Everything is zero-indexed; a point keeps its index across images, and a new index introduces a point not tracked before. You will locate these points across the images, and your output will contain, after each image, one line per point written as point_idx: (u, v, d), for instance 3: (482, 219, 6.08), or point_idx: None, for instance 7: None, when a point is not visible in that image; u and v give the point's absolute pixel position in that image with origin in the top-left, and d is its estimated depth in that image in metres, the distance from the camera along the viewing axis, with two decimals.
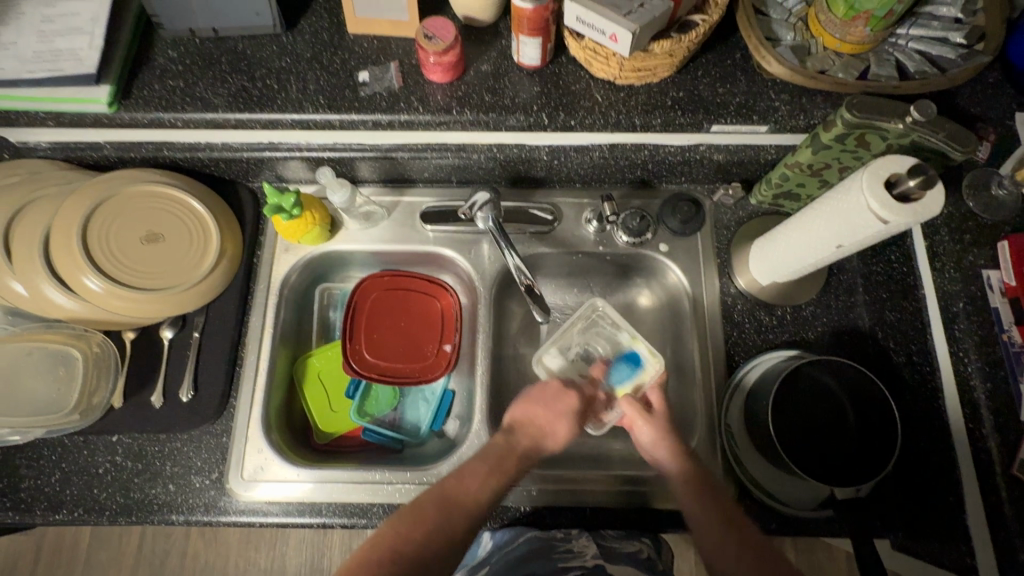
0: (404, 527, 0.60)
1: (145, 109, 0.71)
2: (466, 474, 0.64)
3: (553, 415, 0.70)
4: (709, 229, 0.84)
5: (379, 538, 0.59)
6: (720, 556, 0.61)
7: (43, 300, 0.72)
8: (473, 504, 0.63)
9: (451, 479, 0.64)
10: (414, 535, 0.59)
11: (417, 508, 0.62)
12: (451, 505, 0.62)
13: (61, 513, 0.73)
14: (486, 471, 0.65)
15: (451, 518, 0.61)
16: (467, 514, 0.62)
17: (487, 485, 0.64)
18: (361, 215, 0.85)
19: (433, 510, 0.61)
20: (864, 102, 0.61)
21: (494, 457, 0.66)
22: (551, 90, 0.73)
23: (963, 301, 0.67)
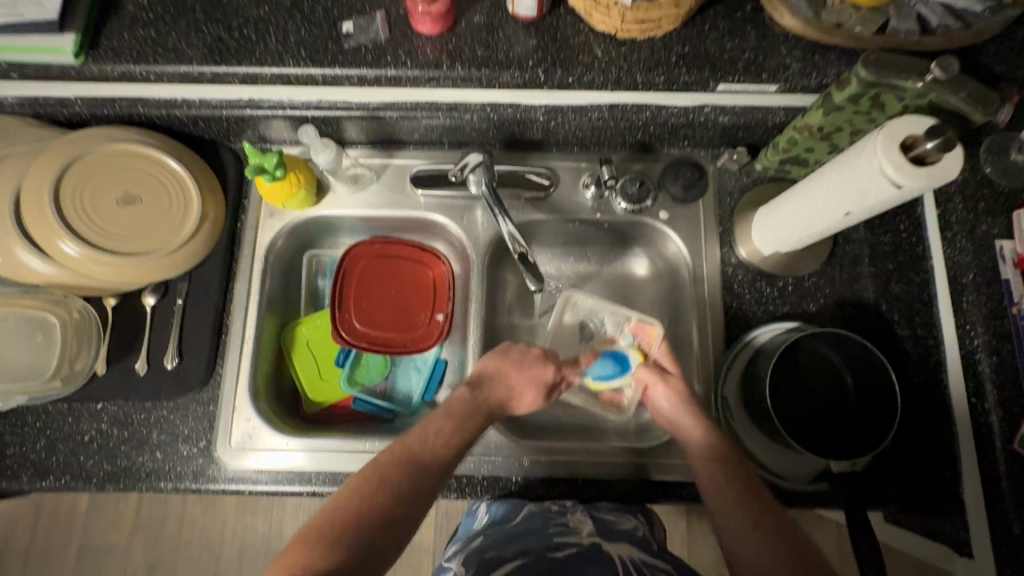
0: (364, 489, 0.56)
1: (115, 62, 0.68)
2: (427, 429, 0.62)
3: (517, 378, 0.69)
4: (711, 196, 0.81)
5: (336, 499, 0.55)
6: (732, 524, 0.58)
7: (17, 264, 0.69)
8: (435, 460, 0.60)
9: (413, 436, 0.61)
10: (374, 493, 0.56)
11: (377, 468, 0.58)
12: (416, 463, 0.59)
13: (48, 479, 0.72)
14: (452, 426, 0.63)
15: (416, 474, 0.58)
16: (429, 470, 0.59)
17: (450, 442, 0.62)
18: (349, 178, 0.82)
19: (394, 465, 0.58)
20: (880, 58, 0.57)
21: (457, 413, 0.64)
22: (547, 44, 0.69)
23: (974, 273, 0.64)
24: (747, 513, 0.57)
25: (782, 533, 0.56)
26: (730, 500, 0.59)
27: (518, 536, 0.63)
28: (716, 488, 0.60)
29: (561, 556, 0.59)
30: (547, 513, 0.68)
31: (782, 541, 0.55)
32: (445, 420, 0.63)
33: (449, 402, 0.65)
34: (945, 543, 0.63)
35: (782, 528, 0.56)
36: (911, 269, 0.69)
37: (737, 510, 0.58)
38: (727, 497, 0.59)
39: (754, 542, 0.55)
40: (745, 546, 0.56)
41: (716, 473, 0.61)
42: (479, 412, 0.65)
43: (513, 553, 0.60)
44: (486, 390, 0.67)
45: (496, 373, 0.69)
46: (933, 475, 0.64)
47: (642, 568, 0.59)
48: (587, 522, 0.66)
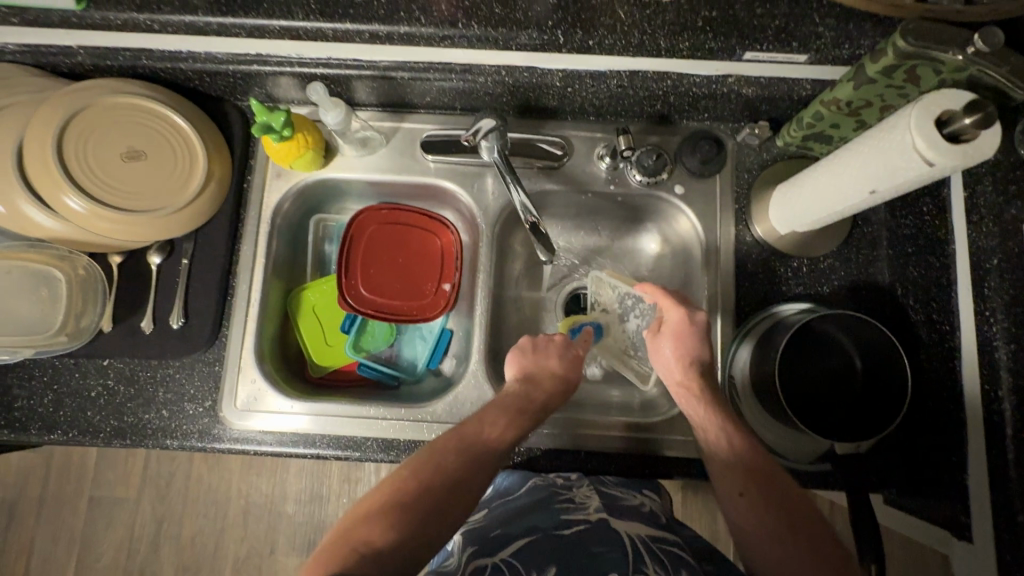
0: (422, 473, 0.57)
1: (118, 9, 0.65)
2: (483, 419, 0.64)
3: (551, 354, 0.72)
4: (728, 171, 0.78)
5: (393, 477, 0.57)
6: (725, 491, 0.60)
7: (22, 218, 0.68)
8: (491, 447, 0.61)
9: (470, 425, 0.63)
10: (431, 474, 0.57)
11: (434, 452, 0.60)
12: (471, 449, 0.60)
13: (56, 433, 0.73)
14: (507, 418, 0.65)
15: (473, 462, 0.59)
16: (485, 456, 0.60)
17: (506, 429, 0.63)
18: (358, 142, 0.79)
19: (451, 449, 0.60)
20: (921, 27, 0.54)
21: (512, 408, 0.66)
22: (568, 4, 0.65)
23: (999, 259, 0.60)
24: (738, 481, 0.60)
25: (771, 499, 0.58)
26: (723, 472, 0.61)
27: (526, 510, 0.64)
28: (714, 464, 0.62)
29: (567, 532, 0.60)
30: (552, 487, 0.68)
31: (777, 510, 0.57)
32: (499, 411, 0.65)
33: (502, 395, 0.67)
34: (945, 527, 0.63)
35: (771, 495, 0.58)
36: (932, 253, 0.67)
37: (729, 478, 0.60)
38: (721, 470, 0.61)
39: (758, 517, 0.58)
40: (742, 515, 0.58)
41: (712, 447, 0.63)
42: (530, 404, 0.67)
43: (521, 530, 0.61)
44: (535, 384, 0.69)
45: (542, 366, 0.71)
46: (939, 461, 0.64)
47: (650, 545, 0.59)
48: (594, 498, 0.66)
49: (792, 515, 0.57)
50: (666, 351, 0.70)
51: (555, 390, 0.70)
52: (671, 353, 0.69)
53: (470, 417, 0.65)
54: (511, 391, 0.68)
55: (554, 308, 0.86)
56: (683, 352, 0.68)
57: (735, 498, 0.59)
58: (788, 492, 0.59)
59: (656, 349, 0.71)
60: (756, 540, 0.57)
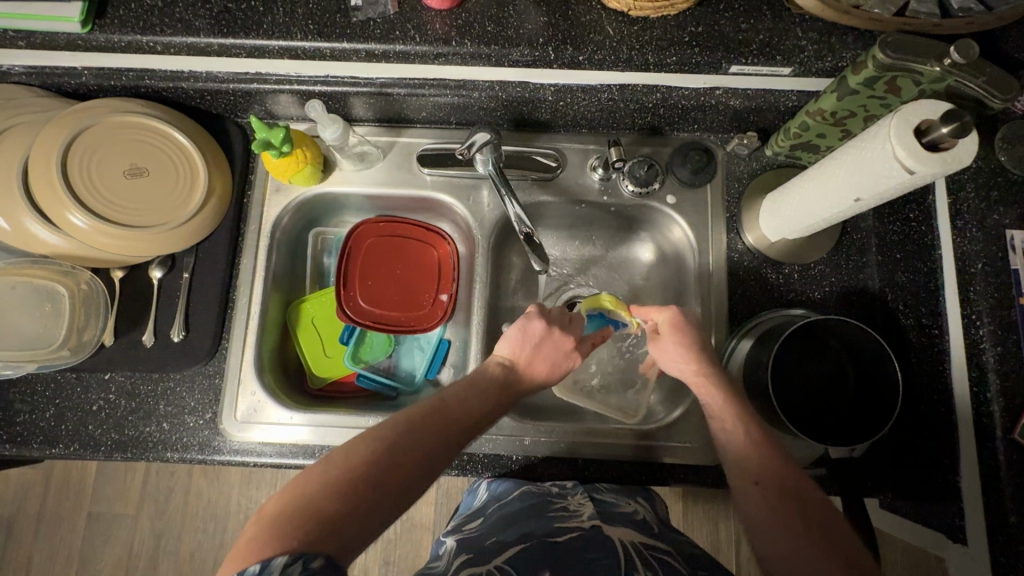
0: (388, 433, 0.54)
1: (121, 31, 0.67)
2: (461, 396, 0.60)
3: (544, 358, 0.67)
4: (719, 181, 0.80)
5: (357, 440, 0.53)
6: (738, 483, 0.59)
7: (26, 235, 0.69)
8: (460, 420, 0.59)
9: (446, 397, 0.60)
10: (396, 445, 0.53)
11: (401, 421, 0.56)
12: (441, 418, 0.58)
13: (58, 447, 0.73)
14: (484, 396, 0.62)
15: (441, 436, 0.56)
16: (454, 429, 0.58)
17: (480, 404, 0.61)
18: (354, 155, 0.80)
19: (420, 421, 0.56)
20: (900, 40, 0.56)
21: (489, 383, 0.63)
22: (559, 22, 0.67)
23: (982, 263, 0.63)
24: (750, 476, 0.58)
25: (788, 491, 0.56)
26: (739, 458, 0.59)
27: (521, 517, 0.65)
28: (731, 461, 0.60)
29: (563, 539, 0.60)
30: (547, 495, 0.69)
31: (789, 508, 0.55)
32: (477, 389, 0.62)
33: (481, 369, 0.65)
34: (939, 530, 0.64)
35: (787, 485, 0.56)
36: (919, 258, 0.68)
37: (741, 472, 0.59)
38: (736, 464, 0.59)
39: (772, 507, 0.56)
40: (752, 508, 0.57)
41: (728, 436, 0.61)
42: (511, 386, 0.65)
43: (515, 537, 0.61)
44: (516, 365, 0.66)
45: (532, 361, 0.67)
46: (931, 464, 0.65)
47: (643, 550, 0.60)
48: (588, 505, 0.67)
49: (807, 513, 0.55)
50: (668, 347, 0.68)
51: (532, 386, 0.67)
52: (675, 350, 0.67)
53: (443, 390, 0.61)
54: (492, 371, 0.65)
55: None
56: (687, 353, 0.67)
57: (750, 487, 0.57)
58: (805, 489, 0.57)
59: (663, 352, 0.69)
60: (768, 532, 0.55)
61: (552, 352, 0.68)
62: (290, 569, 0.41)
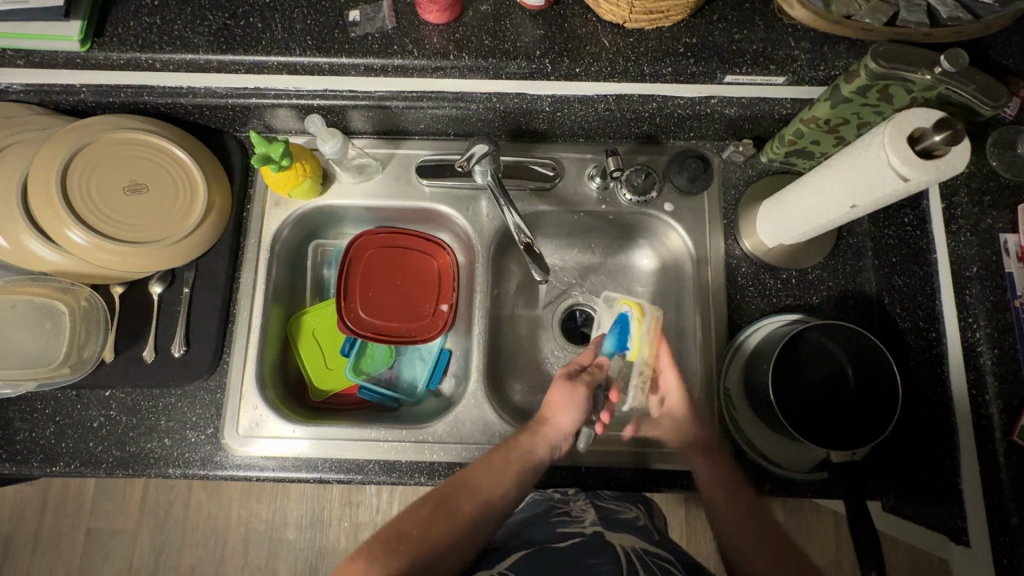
0: (426, 514, 0.59)
1: (120, 49, 0.68)
2: (493, 474, 0.63)
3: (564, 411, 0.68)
4: (716, 188, 0.81)
5: (400, 522, 0.59)
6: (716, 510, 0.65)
7: (25, 252, 0.69)
8: (493, 498, 0.62)
9: (472, 470, 0.63)
10: (423, 525, 0.58)
11: (430, 498, 0.61)
12: (474, 497, 0.61)
13: (58, 465, 0.73)
14: (514, 470, 0.64)
15: (467, 512, 0.60)
16: (480, 503, 0.61)
17: (505, 479, 0.63)
18: (354, 168, 0.81)
19: (452, 496, 0.61)
20: (891, 49, 0.57)
21: (521, 456, 0.65)
22: (555, 34, 0.68)
23: (977, 266, 0.64)
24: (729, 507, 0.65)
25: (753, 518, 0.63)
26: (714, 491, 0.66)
27: (526, 526, 0.65)
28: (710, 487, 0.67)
29: (561, 545, 0.60)
30: (550, 501, 0.69)
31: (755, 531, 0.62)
32: (499, 460, 0.64)
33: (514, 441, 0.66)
34: (942, 532, 0.64)
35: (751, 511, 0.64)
36: (915, 262, 0.69)
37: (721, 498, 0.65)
38: (716, 497, 0.66)
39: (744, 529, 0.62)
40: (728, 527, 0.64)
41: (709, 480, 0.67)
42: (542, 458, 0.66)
43: (518, 544, 0.62)
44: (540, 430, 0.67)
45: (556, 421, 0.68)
46: (932, 466, 0.65)
47: (643, 557, 0.59)
48: (590, 512, 0.67)
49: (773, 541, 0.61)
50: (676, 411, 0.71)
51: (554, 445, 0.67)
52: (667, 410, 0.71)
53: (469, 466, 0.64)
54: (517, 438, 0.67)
55: (551, 326, 0.88)
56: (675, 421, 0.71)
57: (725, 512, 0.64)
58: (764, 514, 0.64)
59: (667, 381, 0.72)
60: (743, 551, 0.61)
61: (569, 408, 0.68)
62: None
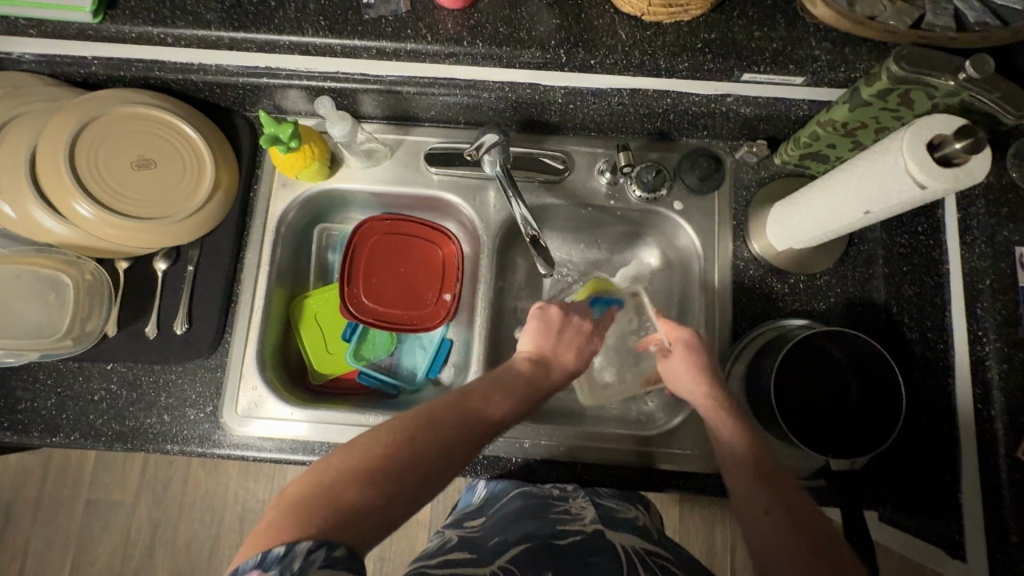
0: (414, 425, 0.53)
1: (132, 22, 0.67)
2: (491, 393, 0.60)
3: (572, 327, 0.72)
4: (727, 189, 0.79)
5: (384, 428, 0.52)
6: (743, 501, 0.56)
7: (32, 223, 0.69)
8: (490, 422, 0.58)
9: (475, 395, 0.59)
10: (419, 437, 0.52)
11: (429, 413, 0.55)
12: (470, 415, 0.57)
13: (58, 436, 0.73)
14: (517, 395, 0.62)
15: (464, 434, 0.55)
16: (474, 435, 0.56)
17: (506, 402, 0.60)
18: (362, 153, 0.80)
19: (447, 414, 0.56)
20: (915, 53, 0.55)
21: (519, 384, 0.63)
22: (571, 24, 0.67)
23: (990, 280, 0.63)
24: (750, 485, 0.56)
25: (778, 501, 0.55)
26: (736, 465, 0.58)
27: (523, 516, 0.65)
28: (725, 447, 0.60)
29: (565, 542, 0.60)
30: (547, 498, 0.69)
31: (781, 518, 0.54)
32: (500, 392, 0.61)
33: (511, 369, 0.65)
34: (938, 545, 0.64)
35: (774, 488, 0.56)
36: (926, 272, 0.68)
37: (739, 471, 0.58)
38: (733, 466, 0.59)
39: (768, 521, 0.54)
40: (745, 501, 0.56)
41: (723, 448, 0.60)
42: (540, 386, 0.65)
43: (516, 536, 0.61)
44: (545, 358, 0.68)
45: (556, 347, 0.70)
46: (931, 479, 0.65)
47: (643, 558, 0.59)
48: (590, 508, 0.67)
49: (797, 516, 0.54)
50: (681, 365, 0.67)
51: (560, 379, 0.68)
52: (688, 369, 0.67)
53: (468, 388, 0.61)
54: (517, 372, 0.64)
55: None
56: (694, 362, 0.67)
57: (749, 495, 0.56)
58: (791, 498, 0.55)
59: (674, 376, 0.68)
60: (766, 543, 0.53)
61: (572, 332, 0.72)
62: (313, 556, 0.40)
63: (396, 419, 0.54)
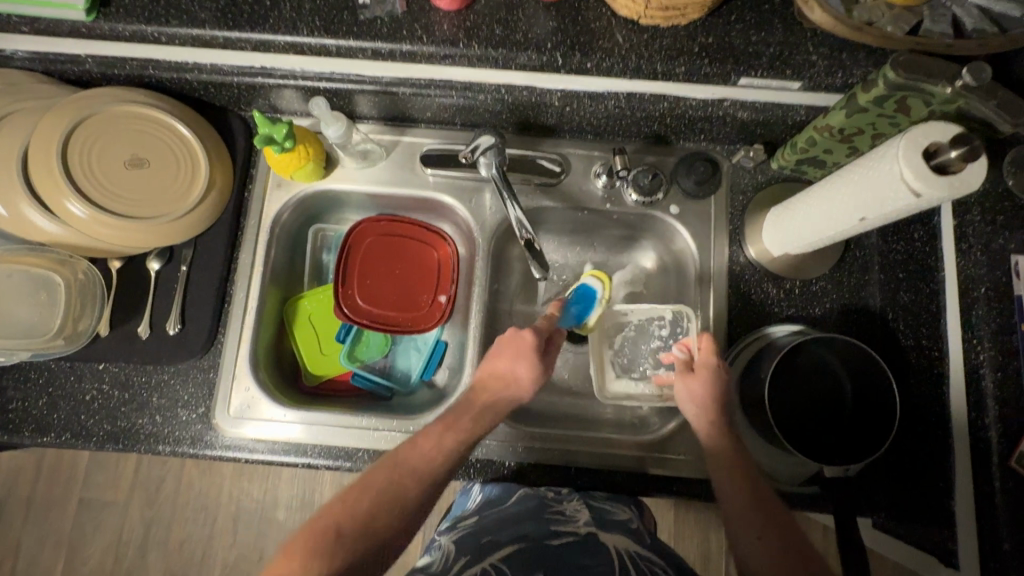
0: (348, 504, 0.56)
1: (126, 20, 0.67)
2: (431, 436, 0.62)
3: (514, 343, 0.68)
4: (723, 193, 0.79)
5: (319, 521, 0.55)
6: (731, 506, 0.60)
7: (24, 222, 0.68)
8: (428, 468, 0.59)
9: (412, 443, 0.61)
10: (351, 516, 0.55)
11: (366, 479, 0.58)
12: (407, 468, 0.59)
13: (49, 436, 0.73)
14: (458, 434, 0.62)
15: (401, 490, 0.57)
16: (421, 481, 0.59)
17: (447, 444, 0.61)
18: (358, 154, 0.80)
19: (383, 479, 0.58)
20: (912, 60, 0.55)
21: (463, 416, 0.64)
22: (567, 27, 0.67)
23: (986, 287, 0.62)
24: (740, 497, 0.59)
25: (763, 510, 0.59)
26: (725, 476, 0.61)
27: (517, 519, 0.65)
28: (711, 463, 0.63)
29: (557, 543, 0.60)
30: (542, 499, 0.69)
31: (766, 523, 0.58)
32: (441, 429, 0.62)
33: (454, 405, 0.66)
34: (932, 553, 0.64)
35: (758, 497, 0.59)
36: (922, 279, 0.68)
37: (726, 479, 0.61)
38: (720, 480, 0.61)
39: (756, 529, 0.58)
40: (732, 505, 0.60)
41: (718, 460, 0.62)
42: (489, 416, 0.65)
43: (508, 539, 0.61)
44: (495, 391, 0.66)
45: (504, 368, 0.67)
46: (925, 486, 0.65)
47: (636, 562, 0.59)
48: (582, 512, 0.67)
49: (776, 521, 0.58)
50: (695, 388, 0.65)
51: (514, 394, 0.67)
52: (701, 395, 0.65)
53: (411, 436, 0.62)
54: (466, 404, 0.65)
55: None
56: (712, 392, 0.65)
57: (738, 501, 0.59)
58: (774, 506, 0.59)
59: (681, 391, 0.67)
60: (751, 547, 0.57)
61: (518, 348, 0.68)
62: None
63: (329, 506, 0.57)
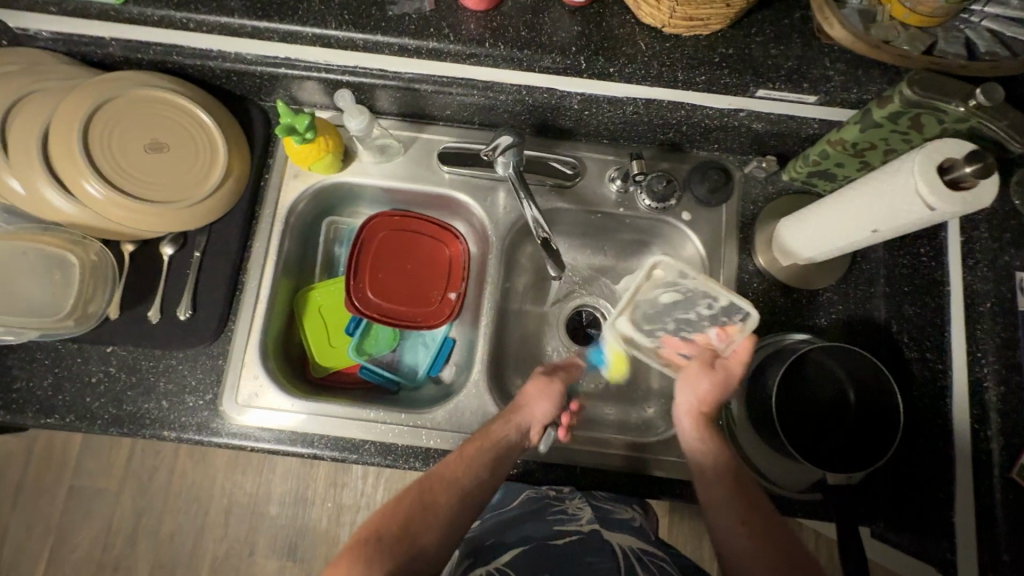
0: (387, 516, 0.57)
1: (155, 6, 0.67)
2: (462, 461, 0.63)
3: (538, 394, 0.70)
4: (735, 202, 0.81)
5: (361, 533, 0.56)
6: (716, 511, 0.61)
7: (42, 201, 0.68)
8: (459, 488, 0.61)
9: (444, 469, 0.62)
10: (389, 527, 0.56)
11: (402, 498, 0.59)
12: (439, 486, 0.60)
13: (53, 417, 0.72)
14: (488, 465, 0.63)
15: (436, 507, 0.59)
16: (452, 496, 0.60)
17: (479, 469, 0.63)
18: (376, 148, 0.81)
19: (414, 496, 0.59)
20: (927, 78, 0.57)
21: (493, 446, 0.65)
22: (592, 32, 0.68)
23: (991, 302, 0.65)
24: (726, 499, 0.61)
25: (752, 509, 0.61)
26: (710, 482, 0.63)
27: (519, 522, 0.65)
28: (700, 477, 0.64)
29: (561, 543, 0.61)
30: (546, 499, 0.68)
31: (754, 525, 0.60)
32: (471, 460, 0.63)
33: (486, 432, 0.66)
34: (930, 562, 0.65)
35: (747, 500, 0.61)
36: (927, 293, 0.70)
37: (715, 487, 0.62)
38: (707, 481, 0.63)
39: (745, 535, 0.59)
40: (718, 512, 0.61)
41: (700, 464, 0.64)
42: (512, 454, 0.66)
43: (515, 539, 0.62)
44: (511, 422, 0.67)
45: (526, 406, 0.69)
46: (925, 496, 0.66)
47: (643, 561, 0.60)
48: (586, 510, 0.66)
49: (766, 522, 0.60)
50: (703, 382, 0.67)
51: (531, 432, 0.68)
52: (708, 389, 0.66)
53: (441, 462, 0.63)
54: (493, 433, 0.66)
55: (556, 323, 0.88)
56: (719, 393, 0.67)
57: (734, 522, 0.60)
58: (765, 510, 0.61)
59: (692, 379, 0.67)
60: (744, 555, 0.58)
61: (541, 400, 0.69)
62: None
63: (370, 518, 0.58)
